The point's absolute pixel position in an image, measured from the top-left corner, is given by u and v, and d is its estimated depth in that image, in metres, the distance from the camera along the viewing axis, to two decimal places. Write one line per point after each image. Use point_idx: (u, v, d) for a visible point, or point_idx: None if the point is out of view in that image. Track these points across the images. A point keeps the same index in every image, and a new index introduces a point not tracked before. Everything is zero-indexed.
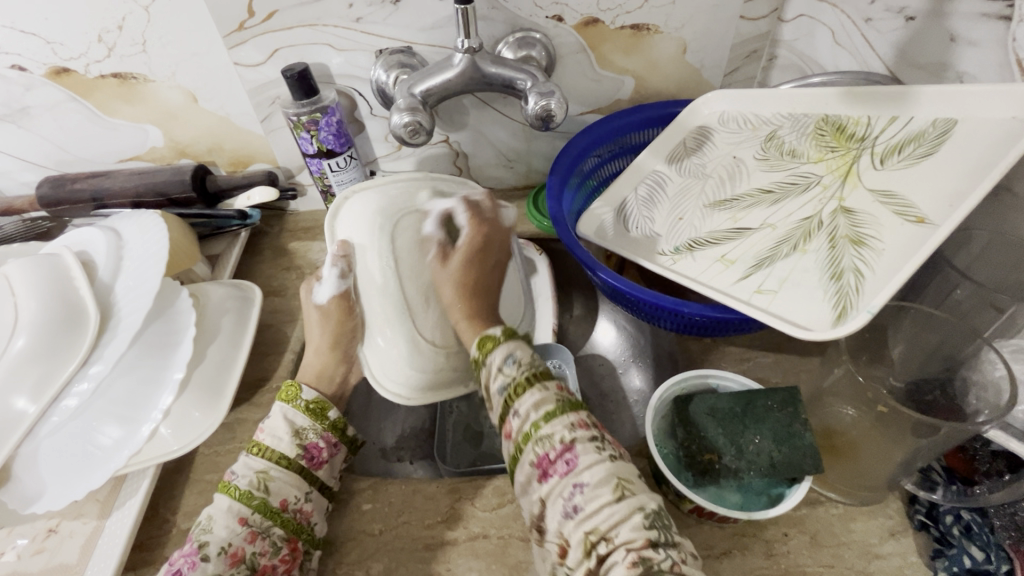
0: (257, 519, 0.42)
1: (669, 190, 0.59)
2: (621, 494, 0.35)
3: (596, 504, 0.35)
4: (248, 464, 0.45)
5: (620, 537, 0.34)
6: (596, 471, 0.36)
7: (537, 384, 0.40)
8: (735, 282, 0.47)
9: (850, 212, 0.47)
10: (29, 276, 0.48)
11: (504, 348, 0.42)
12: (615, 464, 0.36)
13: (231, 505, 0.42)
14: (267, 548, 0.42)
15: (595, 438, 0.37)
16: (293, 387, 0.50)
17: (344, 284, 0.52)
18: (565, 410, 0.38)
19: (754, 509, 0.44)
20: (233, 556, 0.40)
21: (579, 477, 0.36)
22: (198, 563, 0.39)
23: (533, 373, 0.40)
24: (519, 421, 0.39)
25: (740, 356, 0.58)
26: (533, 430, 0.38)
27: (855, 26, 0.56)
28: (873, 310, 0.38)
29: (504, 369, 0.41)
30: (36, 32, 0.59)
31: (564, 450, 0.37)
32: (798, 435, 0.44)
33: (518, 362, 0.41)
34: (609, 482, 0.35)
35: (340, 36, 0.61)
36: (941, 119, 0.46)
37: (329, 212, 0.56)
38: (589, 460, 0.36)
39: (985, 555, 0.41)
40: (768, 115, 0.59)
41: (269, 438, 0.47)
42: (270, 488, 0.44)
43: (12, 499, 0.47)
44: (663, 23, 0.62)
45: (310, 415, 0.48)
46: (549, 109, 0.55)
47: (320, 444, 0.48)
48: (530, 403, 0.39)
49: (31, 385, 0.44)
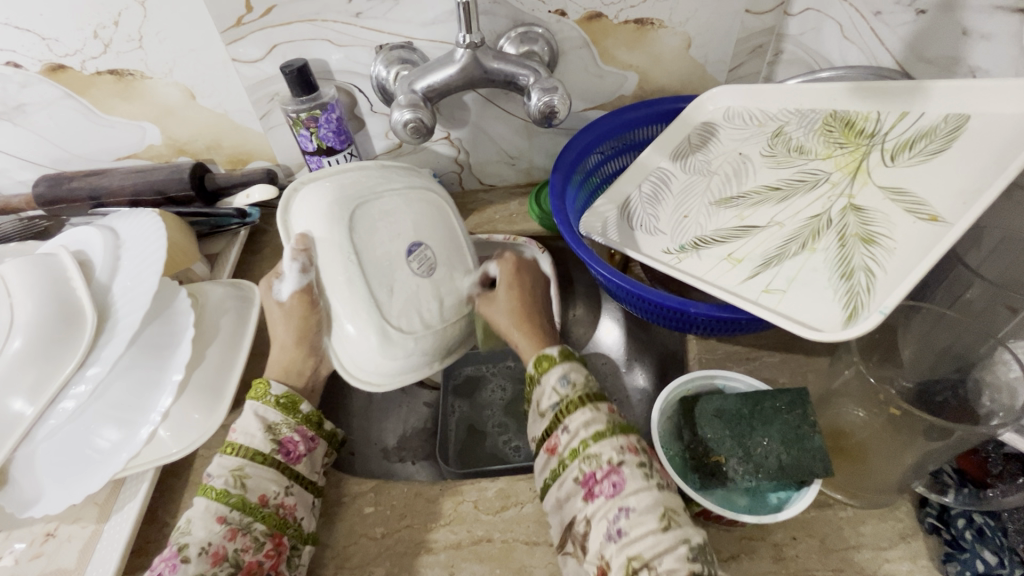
0: (237, 516, 0.41)
1: (674, 188, 0.58)
2: (668, 523, 0.36)
3: (640, 530, 0.36)
4: (223, 463, 0.44)
5: (664, 565, 0.35)
6: (643, 496, 0.37)
7: (590, 404, 0.42)
8: (741, 282, 0.46)
9: (860, 210, 0.46)
10: (25, 276, 0.47)
11: (559, 367, 0.44)
12: (663, 493, 0.38)
13: (210, 504, 0.41)
14: (250, 544, 0.41)
15: (643, 463, 0.39)
16: (262, 383, 0.49)
17: (305, 279, 0.49)
18: (615, 432, 0.40)
19: (762, 512, 0.43)
20: (216, 554, 0.39)
21: (624, 501, 0.37)
22: (178, 565, 0.38)
23: (587, 393, 0.42)
24: (568, 437, 0.41)
25: (746, 356, 0.58)
26: (583, 447, 0.40)
27: (864, 20, 0.55)
28: (885, 311, 0.37)
29: (558, 388, 0.43)
30: (31, 28, 0.58)
31: (611, 472, 0.38)
32: (807, 437, 0.43)
33: (572, 383, 0.43)
34: (655, 510, 0.37)
35: (339, 32, 0.60)
36: (954, 115, 0.45)
37: (279, 204, 0.52)
38: (636, 485, 0.38)
39: (999, 560, 0.40)
40: (775, 111, 0.58)
41: (241, 436, 0.45)
42: (247, 485, 0.43)
43: (10, 502, 0.47)
44: (667, 17, 0.61)
45: (281, 410, 0.47)
46: (552, 105, 0.54)
47: (296, 439, 0.47)
48: (581, 421, 0.41)
49: (28, 387, 0.44)
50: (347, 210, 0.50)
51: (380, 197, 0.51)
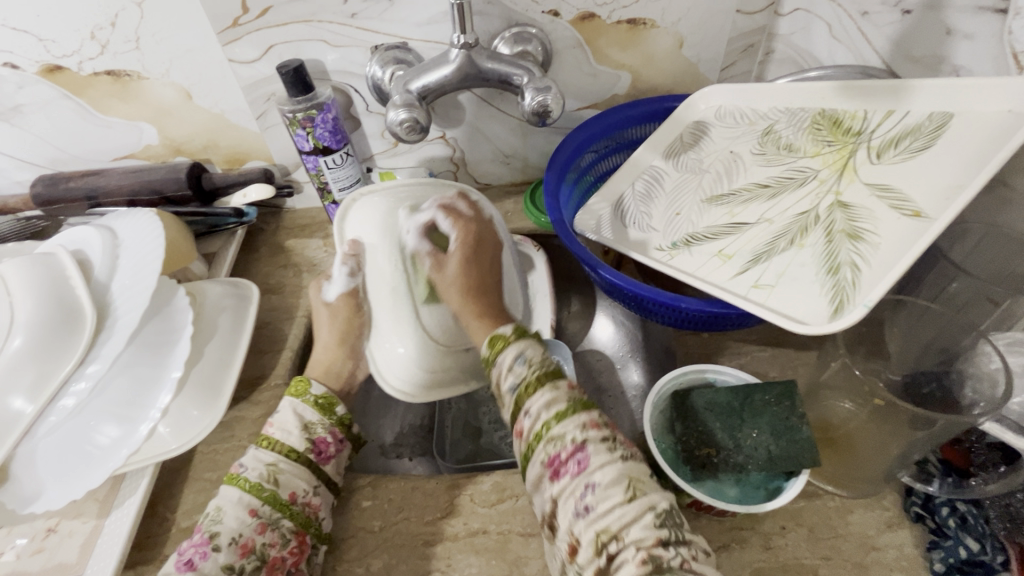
0: (267, 511, 0.42)
1: (666, 186, 0.59)
2: (633, 494, 0.35)
3: (607, 505, 0.35)
4: (258, 456, 0.45)
5: (631, 536, 0.34)
6: (608, 470, 0.36)
7: (548, 384, 0.41)
8: (731, 277, 0.47)
9: (846, 206, 0.47)
10: (24, 275, 0.47)
11: (515, 348, 0.44)
12: (626, 463, 0.37)
13: (242, 496, 0.42)
14: (276, 540, 0.42)
15: (607, 438, 0.38)
16: (302, 382, 0.51)
17: (352, 283, 0.54)
18: (576, 409, 0.39)
19: (752, 502, 0.44)
20: (244, 546, 0.40)
21: (590, 477, 0.36)
22: (210, 553, 0.39)
23: (544, 372, 0.42)
24: (530, 421, 0.40)
25: (737, 350, 0.59)
26: (545, 429, 0.39)
27: (852, 19, 0.56)
28: (870, 304, 0.38)
29: (515, 367, 0.43)
30: (28, 30, 0.59)
31: (576, 449, 0.37)
32: (796, 428, 0.44)
33: (529, 362, 0.43)
34: (620, 482, 0.36)
35: (335, 32, 0.61)
36: (938, 113, 0.46)
37: (337, 213, 0.57)
38: (601, 460, 0.37)
39: (981, 546, 0.41)
40: (765, 110, 0.59)
41: (278, 432, 0.47)
42: (279, 480, 0.44)
43: (11, 498, 0.47)
44: (659, 17, 0.62)
45: (318, 410, 0.49)
46: (546, 104, 0.55)
47: (328, 439, 0.48)
48: (541, 402, 0.40)
49: (29, 385, 0.44)
50: (400, 225, 0.54)
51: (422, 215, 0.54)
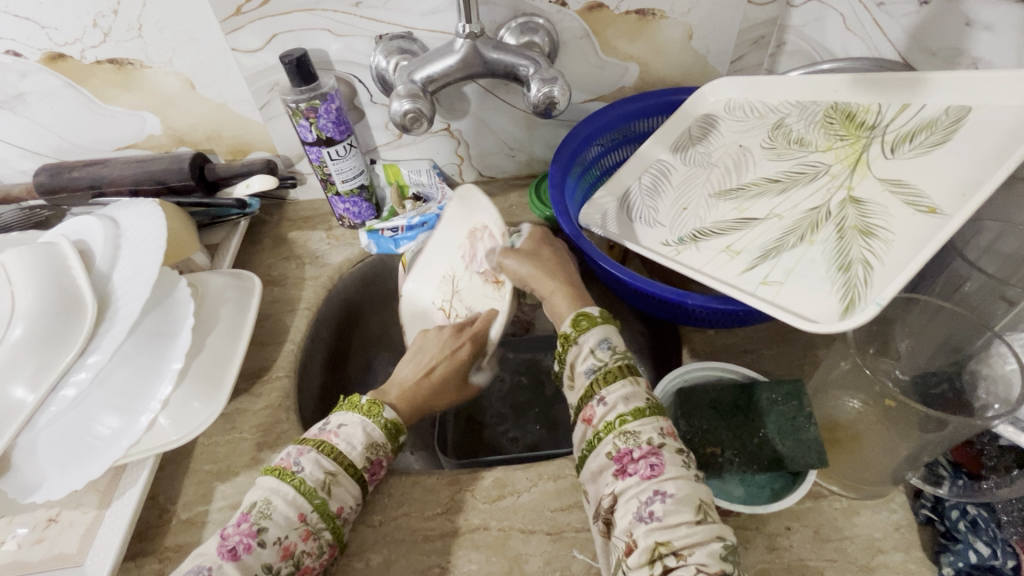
0: (314, 519, 0.42)
1: (673, 180, 0.58)
2: (701, 517, 0.37)
3: (674, 519, 0.37)
4: (319, 463, 0.44)
5: (693, 557, 0.35)
6: (679, 484, 0.38)
7: (628, 377, 0.44)
8: (740, 273, 0.46)
9: (859, 202, 0.46)
10: (26, 265, 0.48)
11: (599, 332, 0.47)
12: (696, 484, 0.39)
13: (294, 497, 0.42)
14: (314, 549, 0.42)
15: (682, 451, 0.40)
16: (377, 403, 0.48)
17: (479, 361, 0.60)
18: (654, 412, 0.42)
19: (757, 503, 0.43)
20: (286, 548, 0.40)
21: (660, 486, 0.38)
22: (255, 547, 0.39)
23: (626, 363, 0.44)
24: (604, 409, 0.43)
25: (743, 349, 0.57)
26: (619, 422, 0.41)
27: (867, 11, 0.54)
28: (881, 303, 0.37)
29: (597, 352, 0.46)
30: (30, 17, 0.58)
31: (650, 453, 0.39)
32: (803, 429, 0.44)
33: (612, 349, 0.45)
34: (690, 501, 0.37)
35: (340, 22, 0.61)
36: (955, 107, 0.45)
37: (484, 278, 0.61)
38: (672, 473, 0.39)
39: (992, 551, 0.40)
40: (776, 103, 0.57)
41: (342, 444, 0.45)
42: (332, 492, 0.43)
43: (12, 488, 0.47)
44: (668, 8, 0.61)
45: (387, 435, 0.47)
46: (552, 96, 0.54)
47: (383, 462, 0.47)
48: (620, 395, 0.43)
49: (29, 374, 0.44)
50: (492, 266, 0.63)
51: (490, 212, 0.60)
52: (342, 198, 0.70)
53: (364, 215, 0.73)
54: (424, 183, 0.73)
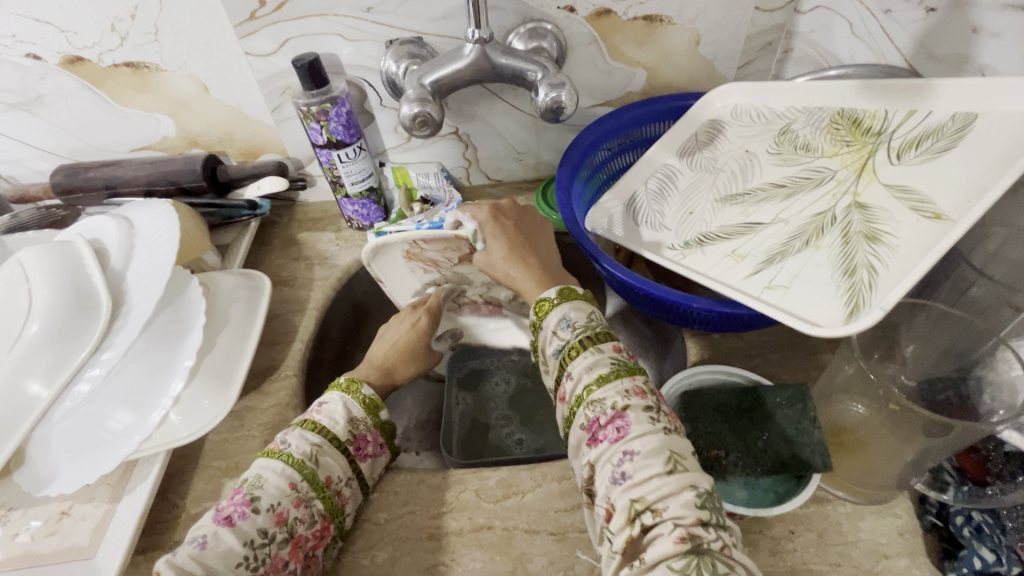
0: (304, 487, 0.43)
1: (679, 185, 0.58)
2: (673, 467, 0.37)
3: (645, 475, 0.37)
4: (304, 436, 0.46)
5: (669, 511, 0.36)
6: (646, 440, 0.39)
7: (591, 347, 0.44)
8: (745, 277, 0.47)
9: (864, 207, 0.46)
10: (44, 264, 0.49)
11: (559, 310, 0.47)
12: (668, 437, 0.39)
13: (283, 468, 0.44)
14: (306, 517, 0.43)
15: (650, 409, 0.40)
16: (354, 382, 0.52)
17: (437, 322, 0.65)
18: (619, 375, 0.42)
19: (761, 506, 0.43)
20: (280, 515, 0.41)
21: (629, 446, 0.39)
22: (249, 513, 0.41)
23: (588, 335, 0.45)
24: (573, 383, 0.43)
25: (748, 352, 0.57)
26: (586, 393, 0.42)
27: (874, 18, 0.55)
28: (886, 307, 0.37)
29: (559, 332, 0.46)
30: (51, 21, 0.60)
31: (615, 416, 0.40)
32: (807, 433, 0.44)
33: (572, 325, 0.46)
34: (660, 454, 0.38)
35: (351, 26, 0.62)
36: (961, 114, 0.45)
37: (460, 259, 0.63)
38: (641, 429, 0.39)
39: (996, 557, 0.41)
40: (782, 109, 0.58)
41: (325, 418, 0.48)
42: (320, 461, 0.45)
43: (27, 481, 0.48)
44: (676, 14, 0.62)
45: (365, 409, 0.50)
46: (559, 100, 0.55)
47: (368, 438, 0.49)
48: (584, 366, 0.43)
49: (45, 370, 0.45)
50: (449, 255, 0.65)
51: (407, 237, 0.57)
52: (352, 200, 0.71)
53: (372, 217, 0.74)
54: (432, 186, 0.75)
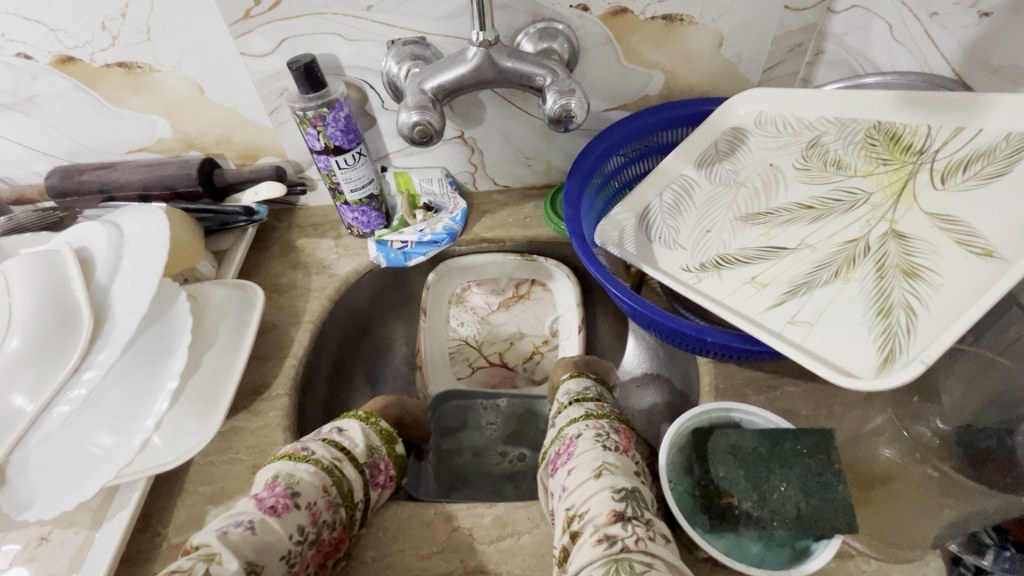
0: (335, 492, 0.45)
1: (697, 199, 0.54)
2: (599, 472, 0.42)
3: (578, 483, 0.42)
4: (327, 448, 0.48)
5: (591, 513, 0.40)
6: (585, 456, 0.44)
7: (574, 402, 0.51)
8: (766, 309, 0.43)
9: (902, 237, 0.42)
10: (25, 276, 0.46)
11: (563, 384, 0.56)
12: (603, 452, 0.44)
13: (316, 471, 0.45)
14: (332, 523, 0.44)
15: (599, 434, 0.46)
16: (371, 413, 0.54)
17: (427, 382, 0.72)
18: (585, 416, 0.48)
19: (776, 564, 0.39)
20: (315, 514, 0.43)
21: (572, 465, 0.44)
22: (291, 506, 0.42)
23: (577, 396, 0.52)
24: (553, 431, 0.51)
25: (767, 383, 0.52)
26: (558, 433, 0.49)
27: (918, 21, 0.49)
28: (927, 361, 0.33)
29: (560, 398, 0.54)
30: (39, 20, 0.57)
31: (569, 445, 0.46)
32: (830, 486, 0.40)
33: (567, 392, 0.54)
34: (592, 464, 0.43)
35: (350, 26, 0.58)
36: (1017, 135, 0.40)
37: (500, 302, 0.77)
38: (584, 448, 0.45)
39: None
40: (811, 119, 0.53)
41: (345, 440, 0.50)
42: (345, 472, 0.47)
43: (5, 503, 0.46)
44: (698, 13, 0.57)
45: (381, 438, 0.53)
46: (568, 108, 0.51)
47: (381, 466, 0.51)
48: (563, 416, 0.51)
49: (22, 391, 0.43)
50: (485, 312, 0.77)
51: (473, 270, 0.76)
52: (351, 208, 0.68)
53: (373, 224, 0.71)
54: (435, 192, 0.73)
